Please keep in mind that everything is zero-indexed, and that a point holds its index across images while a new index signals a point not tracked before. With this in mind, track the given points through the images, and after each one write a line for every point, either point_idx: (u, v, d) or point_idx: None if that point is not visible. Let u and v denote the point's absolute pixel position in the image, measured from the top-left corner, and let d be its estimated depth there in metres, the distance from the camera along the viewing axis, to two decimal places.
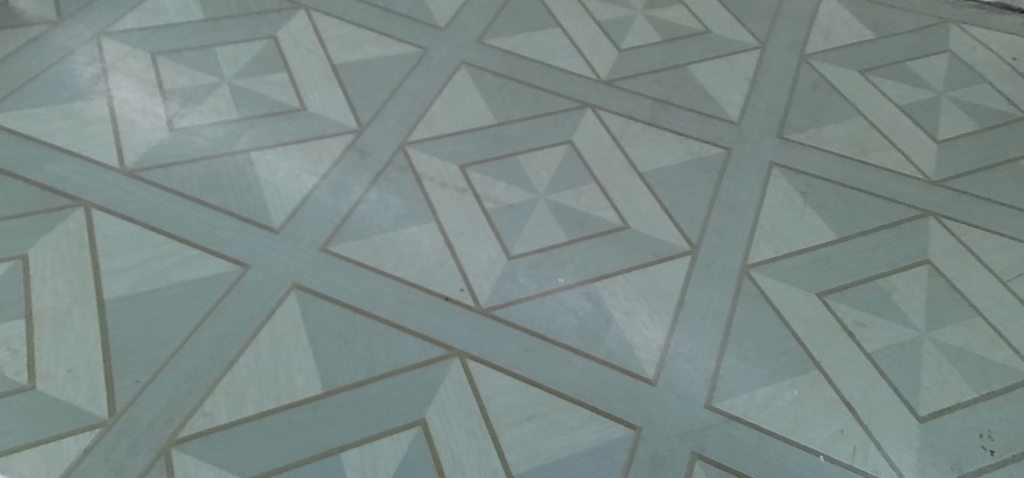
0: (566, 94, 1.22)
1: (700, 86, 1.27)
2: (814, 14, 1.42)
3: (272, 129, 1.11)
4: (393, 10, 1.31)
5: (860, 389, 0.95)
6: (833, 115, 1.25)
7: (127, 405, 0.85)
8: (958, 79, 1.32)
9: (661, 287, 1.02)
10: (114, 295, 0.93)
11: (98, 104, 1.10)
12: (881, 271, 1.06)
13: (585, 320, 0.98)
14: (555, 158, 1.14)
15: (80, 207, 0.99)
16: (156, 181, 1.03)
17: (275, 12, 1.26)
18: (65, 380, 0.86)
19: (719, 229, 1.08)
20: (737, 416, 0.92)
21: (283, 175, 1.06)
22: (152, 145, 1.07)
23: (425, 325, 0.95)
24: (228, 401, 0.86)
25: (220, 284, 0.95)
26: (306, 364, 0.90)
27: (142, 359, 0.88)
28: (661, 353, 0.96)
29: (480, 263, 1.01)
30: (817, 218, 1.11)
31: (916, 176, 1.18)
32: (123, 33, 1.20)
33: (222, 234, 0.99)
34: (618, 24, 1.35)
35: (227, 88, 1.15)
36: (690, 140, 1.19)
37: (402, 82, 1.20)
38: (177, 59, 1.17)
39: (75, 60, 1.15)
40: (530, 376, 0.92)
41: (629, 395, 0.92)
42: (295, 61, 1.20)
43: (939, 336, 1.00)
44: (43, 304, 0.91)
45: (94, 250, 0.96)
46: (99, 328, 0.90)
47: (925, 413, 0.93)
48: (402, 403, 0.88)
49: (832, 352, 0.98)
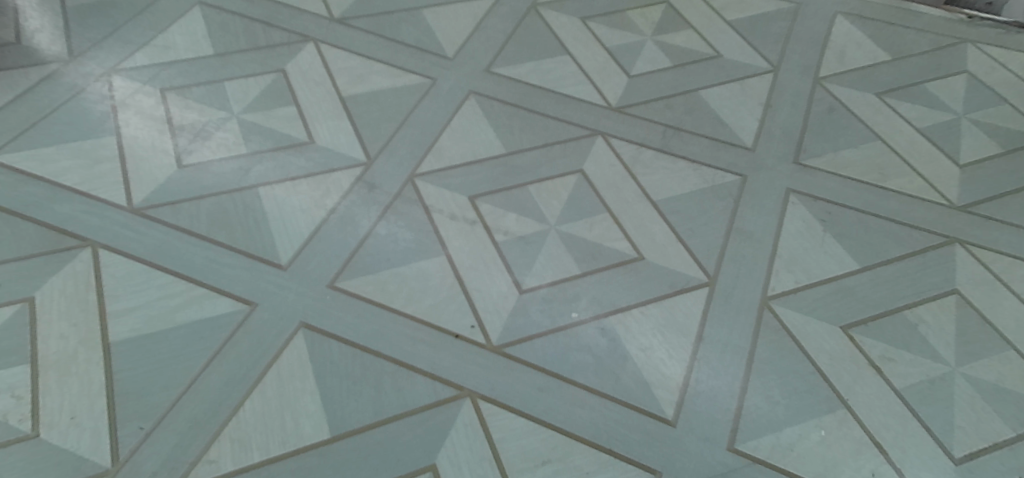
0: (576, 122, 1.21)
1: (713, 112, 1.24)
2: (828, 35, 1.39)
3: (280, 163, 1.10)
4: (401, 40, 1.30)
5: (890, 428, 0.91)
6: (851, 140, 1.22)
7: (130, 453, 0.83)
8: (977, 100, 1.28)
9: (678, 321, 0.99)
10: (119, 338, 0.91)
11: (107, 142, 1.10)
12: (907, 301, 1.02)
13: (600, 356, 0.95)
14: (567, 188, 1.11)
15: (88, 247, 0.98)
16: (164, 219, 1.02)
17: (283, 45, 1.26)
18: (69, 428, 0.84)
19: (737, 260, 1.05)
20: (760, 458, 0.88)
21: (292, 209, 1.05)
22: (161, 182, 1.06)
23: (435, 364, 0.93)
24: (234, 447, 0.84)
25: (227, 324, 0.93)
26: (314, 407, 0.88)
27: (146, 405, 0.87)
28: (679, 392, 0.93)
29: (492, 298, 0.99)
30: (839, 247, 1.08)
31: (940, 201, 1.14)
32: (134, 69, 1.20)
33: (229, 272, 0.98)
34: (628, 50, 1.33)
35: (236, 122, 1.14)
36: (704, 167, 1.16)
37: (411, 113, 1.18)
38: (186, 95, 1.17)
39: (86, 98, 1.15)
40: (544, 417, 0.90)
41: (648, 437, 0.89)
42: (303, 94, 1.19)
43: (971, 371, 0.96)
44: (48, 348, 0.89)
45: (99, 292, 0.95)
46: (103, 372, 0.88)
47: (960, 455, 0.89)
48: (412, 448, 0.86)
49: (859, 389, 0.94)
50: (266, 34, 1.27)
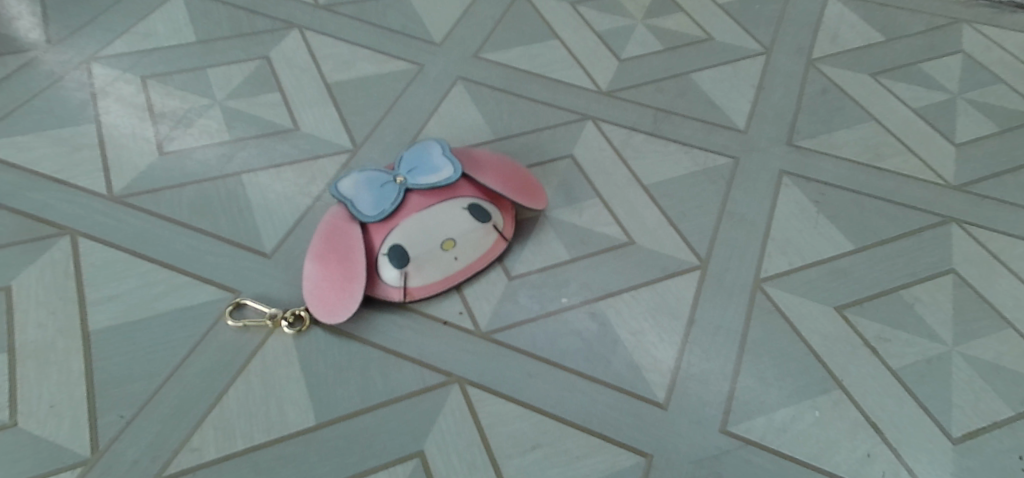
0: (565, 107, 1.19)
1: (704, 95, 1.23)
2: (821, 17, 1.37)
3: (264, 150, 1.08)
4: (388, 27, 1.28)
5: (886, 409, 0.89)
6: (844, 120, 1.20)
7: (110, 442, 0.82)
8: (973, 80, 1.26)
9: (669, 304, 0.97)
10: (99, 326, 0.90)
11: (87, 130, 1.08)
12: (903, 281, 1.00)
13: (590, 341, 0.93)
14: (556, 173, 1.10)
15: (67, 235, 0.97)
16: (145, 207, 1.01)
17: (267, 32, 1.25)
18: (48, 417, 0.83)
19: (728, 242, 1.04)
20: (753, 440, 0.87)
21: (276, 197, 1.03)
22: (142, 170, 1.04)
23: (422, 351, 0.91)
24: (217, 435, 0.83)
25: (209, 312, 0.92)
26: (299, 394, 0.86)
27: (126, 394, 0.85)
28: (671, 375, 0.91)
29: (480, 285, 0.97)
30: (832, 228, 1.06)
31: (935, 180, 1.12)
32: (114, 57, 1.19)
33: (211, 259, 0.96)
34: (617, 34, 1.31)
35: (218, 109, 1.13)
36: (695, 150, 1.15)
37: (397, 99, 1.17)
38: (168, 83, 1.16)
39: (66, 85, 1.14)
40: (534, 403, 0.88)
41: (639, 420, 0.87)
42: (287, 81, 1.17)
43: (969, 350, 0.94)
44: (27, 337, 0.88)
45: (80, 280, 0.93)
46: (83, 361, 0.87)
47: (958, 435, 0.88)
48: (398, 434, 0.85)
49: (854, 370, 0.92)
50: (251, 22, 1.26)
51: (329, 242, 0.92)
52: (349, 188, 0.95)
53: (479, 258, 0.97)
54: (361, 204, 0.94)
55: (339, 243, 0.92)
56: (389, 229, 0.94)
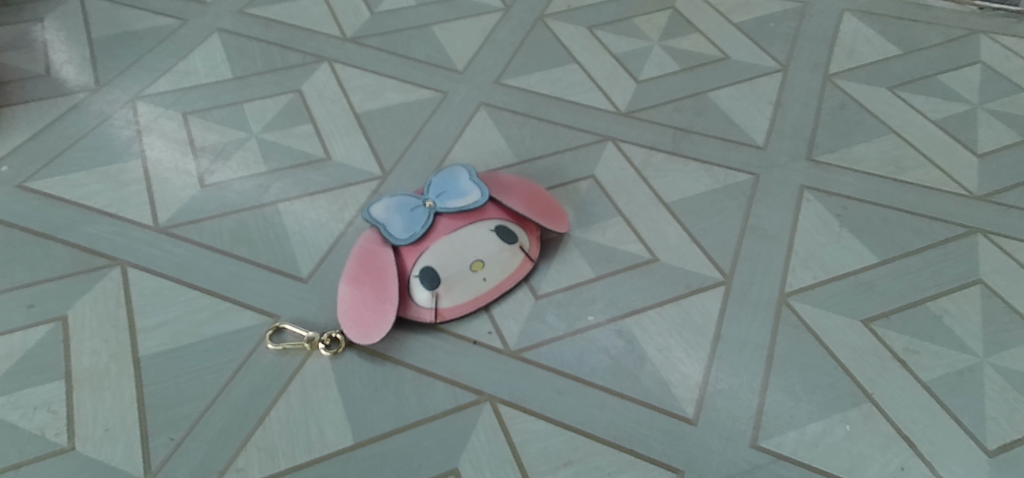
0: (587, 129, 1.22)
1: (723, 113, 1.25)
2: (836, 33, 1.39)
3: (299, 180, 1.12)
4: (413, 57, 1.33)
5: (918, 422, 0.90)
6: (864, 134, 1.21)
7: (161, 463, 0.86)
8: (993, 90, 1.27)
9: (695, 320, 0.99)
10: (148, 352, 0.94)
11: (133, 166, 1.14)
12: (929, 293, 1.01)
13: (618, 358, 0.95)
14: (579, 194, 1.12)
15: (117, 266, 1.02)
16: (189, 237, 1.05)
17: (299, 67, 1.30)
18: (103, 439, 0.87)
19: (752, 257, 1.05)
20: (785, 455, 0.88)
21: (311, 223, 1.07)
22: (185, 202, 1.10)
23: (454, 370, 0.94)
24: (261, 455, 0.87)
25: (251, 336, 0.96)
26: (337, 414, 0.90)
27: (175, 416, 0.89)
28: (699, 390, 0.93)
29: (509, 303, 1.00)
30: (857, 241, 1.07)
31: (960, 191, 1.13)
32: (157, 95, 1.25)
33: (251, 286, 1.00)
34: (635, 56, 1.34)
35: (255, 142, 1.18)
36: (716, 168, 1.17)
37: (423, 126, 1.21)
38: (207, 118, 1.21)
39: (112, 124, 1.20)
40: (565, 420, 0.90)
41: (669, 436, 0.89)
42: (319, 113, 1.22)
43: (1000, 360, 0.95)
44: (82, 364, 0.93)
45: (129, 308, 0.98)
46: (135, 385, 0.91)
47: (993, 447, 0.88)
48: (434, 452, 0.87)
49: (883, 382, 0.93)
50: (283, 57, 1.32)
51: (363, 265, 0.95)
52: (382, 212, 0.99)
53: (507, 278, 1.00)
54: (393, 228, 0.98)
55: (371, 266, 0.95)
56: (420, 251, 0.97)
